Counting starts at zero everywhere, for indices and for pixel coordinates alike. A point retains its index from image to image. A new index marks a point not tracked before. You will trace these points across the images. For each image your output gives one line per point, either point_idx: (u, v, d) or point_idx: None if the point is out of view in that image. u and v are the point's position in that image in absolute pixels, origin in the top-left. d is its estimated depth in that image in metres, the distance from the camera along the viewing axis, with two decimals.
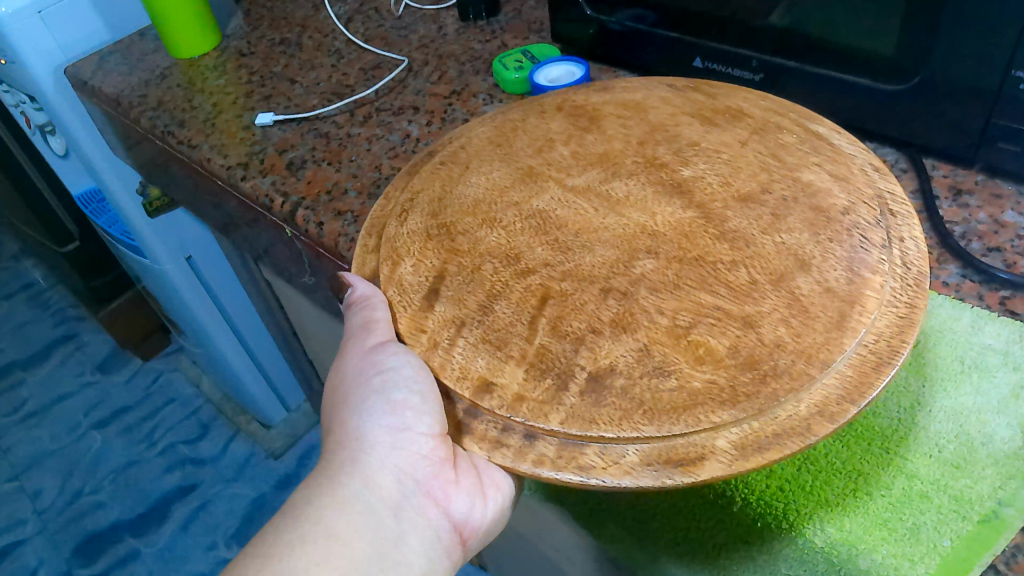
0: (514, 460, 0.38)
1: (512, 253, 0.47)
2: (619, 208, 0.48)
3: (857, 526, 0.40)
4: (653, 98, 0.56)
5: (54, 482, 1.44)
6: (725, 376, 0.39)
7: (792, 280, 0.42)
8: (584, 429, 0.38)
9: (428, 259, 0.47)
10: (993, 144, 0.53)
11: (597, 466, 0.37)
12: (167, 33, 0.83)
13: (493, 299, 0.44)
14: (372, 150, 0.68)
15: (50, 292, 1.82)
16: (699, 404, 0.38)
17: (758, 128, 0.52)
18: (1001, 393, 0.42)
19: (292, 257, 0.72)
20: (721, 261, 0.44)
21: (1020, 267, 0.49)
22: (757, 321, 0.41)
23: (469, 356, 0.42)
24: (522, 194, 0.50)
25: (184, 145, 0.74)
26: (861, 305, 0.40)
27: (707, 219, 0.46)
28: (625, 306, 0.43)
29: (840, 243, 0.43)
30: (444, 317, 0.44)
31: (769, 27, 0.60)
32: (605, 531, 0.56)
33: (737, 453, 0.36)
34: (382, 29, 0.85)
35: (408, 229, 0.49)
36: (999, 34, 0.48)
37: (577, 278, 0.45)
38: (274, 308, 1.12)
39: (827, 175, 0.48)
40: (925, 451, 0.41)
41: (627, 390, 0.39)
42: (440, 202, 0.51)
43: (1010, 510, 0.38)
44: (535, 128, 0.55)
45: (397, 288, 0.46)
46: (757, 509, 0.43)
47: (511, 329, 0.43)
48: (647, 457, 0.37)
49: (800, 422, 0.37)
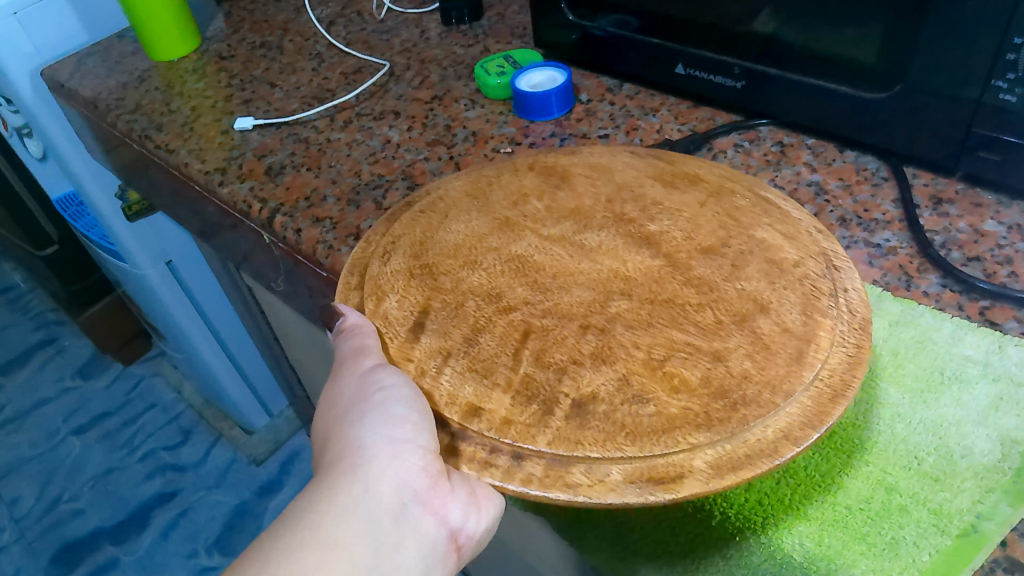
0: (502, 479, 0.37)
1: (492, 292, 0.45)
2: (593, 255, 0.47)
3: (836, 540, 0.38)
4: (618, 161, 0.54)
5: (31, 489, 1.42)
6: (699, 404, 0.38)
7: (754, 322, 0.41)
8: (570, 449, 0.37)
9: (411, 295, 0.46)
10: (973, 153, 0.52)
11: (583, 484, 0.36)
12: (147, 36, 0.82)
13: (477, 332, 0.43)
14: (352, 155, 0.67)
15: (31, 295, 1.80)
16: (677, 428, 0.37)
17: (714, 191, 0.50)
18: (980, 405, 0.41)
19: (269, 262, 0.71)
20: (690, 303, 0.43)
21: (999, 277, 0.49)
22: (725, 355, 0.40)
23: (456, 383, 0.41)
24: (500, 241, 0.49)
25: (162, 149, 0.73)
26: (817, 344, 0.40)
27: (674, 267, 0.45)
28: (603, 340, 0.42)
29: (795, 291, 0.43)
30: (430, 347, 0.43)
31: (752, 33, 0.59)
32: (585, 539, 0.53)
33: (713, 471, 0.35)
34: (364, 32, 0.85)
35: (391, 268, 0.48)
36: (980, 41, 0.47)
37: (556, 315, 0.43)
38: (256, 315, 1.11)
39: (778, 234, 0.46)
40: (904, 464, 0.40)
41: (609, 415, 0.38)
42: (421, 245, 0.49)
43: (989, 524, 0.37)
44: (508, 183, 0.54)
45: (382, 320, 0.45)
46: (736, 526, 0.41)
47: (496, 359, 0.42)
48: (632, 474, 0.36)
49: (769, 444, 0.36)
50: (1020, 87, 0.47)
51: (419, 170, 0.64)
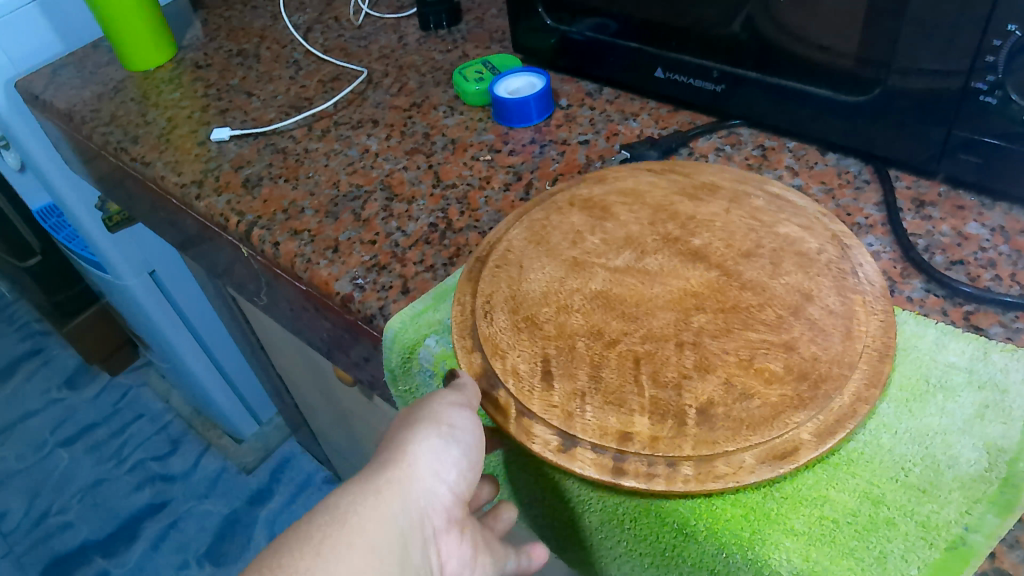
0: (666, 487, 0.37)
1: (592, 329, 0.44)
2: (662, 277, 0.47)
3: (824, 555, 0.37)
4: (643, 182, 0.54)
5: (19, 503, 1.41)
6: (790, 389, 0.40)
7: (805, 310, 0.43)
8: (710, 450, 0.38)
9: (531, 351, 0.43)
10: (955, 155, 0.52)
11: (727, 476, 0.37)
12: (120, 45, 0.81)
13: (597, 369, 0.42)
14: (330, 165, 0.66)
15: (15, 306, 1.79)
16: (781, 412, 0.39)
17: (732, 198, 0.51)
18: (965, 414, 0.41)
19: (250, 276, 0.70)
20: (750, 305, 0.44)
21: (983, 280, 0.48)
22: (793, 344, 0.42)
23: (600, 416, 0.40)
24: (579, 281, 0.47)
25: (137, 162, 0.72)
26: (856, 321, 0.43)
27: (727, 275, 0.46)
28: (700, 351, 0.42)
29: (827, 276, 0.45)
30: (565, 390, 0.41)
31: (729, 35, 0.59)
32: (566, 555, 0.52)
33: (819, 440, 0.38)
34: (342, 39, 0.84)
35: (498, 327, 0.45)
36: (958, 41, 0.47)
37: (654, 338, 0.43)
38: (241, 324, 1.10)
39: (796, 225, 0.49)
40: (891, 475, 0.39)
41: (727, 415, 0.39)
42: (514, 298, 0.47)
43: (976, 536, 0.37)
44: (558, 225, 0.51)
45: (513, 379, 0.42)
46: (718, 541, 0.39)
47: (624, 386, 0.41)
48: (761, 458, 0.38)
49: (844, 410, 0.39)
50: (1000, 90, 0.46)
51: (398, 180, 0.63)
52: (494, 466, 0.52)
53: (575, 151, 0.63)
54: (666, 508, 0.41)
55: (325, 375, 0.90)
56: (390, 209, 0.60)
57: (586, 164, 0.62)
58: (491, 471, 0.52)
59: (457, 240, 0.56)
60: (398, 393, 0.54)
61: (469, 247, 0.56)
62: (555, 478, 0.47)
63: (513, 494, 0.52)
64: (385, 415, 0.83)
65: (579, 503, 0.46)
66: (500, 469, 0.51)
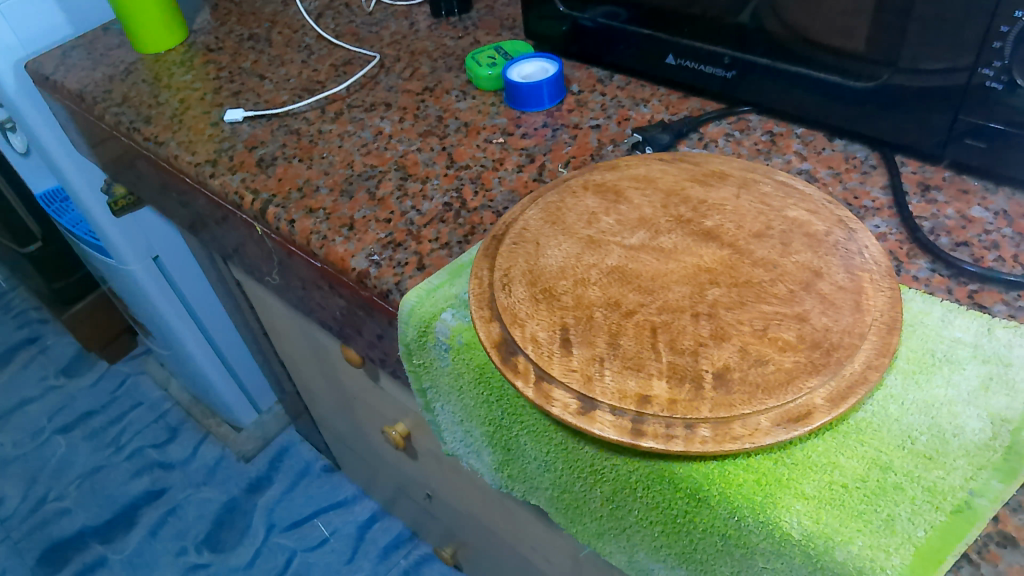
0: (684, 446, 0.39)
1: (610, 301, 0.46)
2: (676, 254, 0.48)
3: (834, 518, 0.38)
4: (655, 169, 0.55)
5: (16, 489, 1.41)
6: (803, 357, 0.41)
7: (817, 285, 0.45)
8: (727, 412, 0.40)
9: (550, 319, 0.45)
10: (960, 140, 0.53)
11: (744, 436, 0.39)
12: (133, 27, 0.82)
13: (615, 337, 0.44)
14: (344, 146, 0.67)
15: (13, 294, 1.78)
16: (794, 378, 0.40)
17: (742, 183, 0.52)
18: (970, 385, 0.42)
19: (262, 255, 0.70)
20: (762, 280, 0.45)
21: (987, 261, 0.50)
22: (805, 316, 0.43)
23: (618, 379, 0.42)
24: (595, 257, 0.48)
25: (150, 142, 0.73)
26: (866, 296, 0.44)
27: (738, 252, 0.47)
28: (716, 322, 0.44)
29: (835, 254, 0.46)
30: (585, 355, 0.43)
31: (738, 24, 0.60)
32: (582, 524, 0.53)
33: (832, 404, 0.39)
34: (353, 24, 0.84)
35: (517, 298, 0.47)
36: (966, 28, 0.48)
37: (670, 309, 0.45)
38: (244, 309, 1.10)
39: (805, 209, 0.50)
40: (898, 443, 0.40)
41: (743, 379, 0.41)
42: (533, 272, 0.48)
43: (981, 500, 0.38)
44: (573, 206, 0.53)
45: (533, 346, 0.44)
46: (731, 505, 0.40)
47: (642, 353, 0.43)
48: (775, 419, 0.39)
49: (858, 375, 0.40)
50: (1007, 75, 0.48)
51: (411, 160, 0.64)
52: (516, 437, 0.52)
53: (587, 135, 0.64)
54: (680, 475, 0.42)
55: (330, 360, 0.91)
56: (404, 189, 0.61)
57: (597, 148, 0.63)
58: (512, 442, 0.53)
59: (472, 219, 0.58)
60: (412, 366, 0.55)
61: (484, 225, 0.57)
62: (570, 450, 0.48)
63: (534, 464, 0.52)
64: (390, 399, 0.84)
65: (603, 471, 0.46)
66: (523, 439, 0.51)
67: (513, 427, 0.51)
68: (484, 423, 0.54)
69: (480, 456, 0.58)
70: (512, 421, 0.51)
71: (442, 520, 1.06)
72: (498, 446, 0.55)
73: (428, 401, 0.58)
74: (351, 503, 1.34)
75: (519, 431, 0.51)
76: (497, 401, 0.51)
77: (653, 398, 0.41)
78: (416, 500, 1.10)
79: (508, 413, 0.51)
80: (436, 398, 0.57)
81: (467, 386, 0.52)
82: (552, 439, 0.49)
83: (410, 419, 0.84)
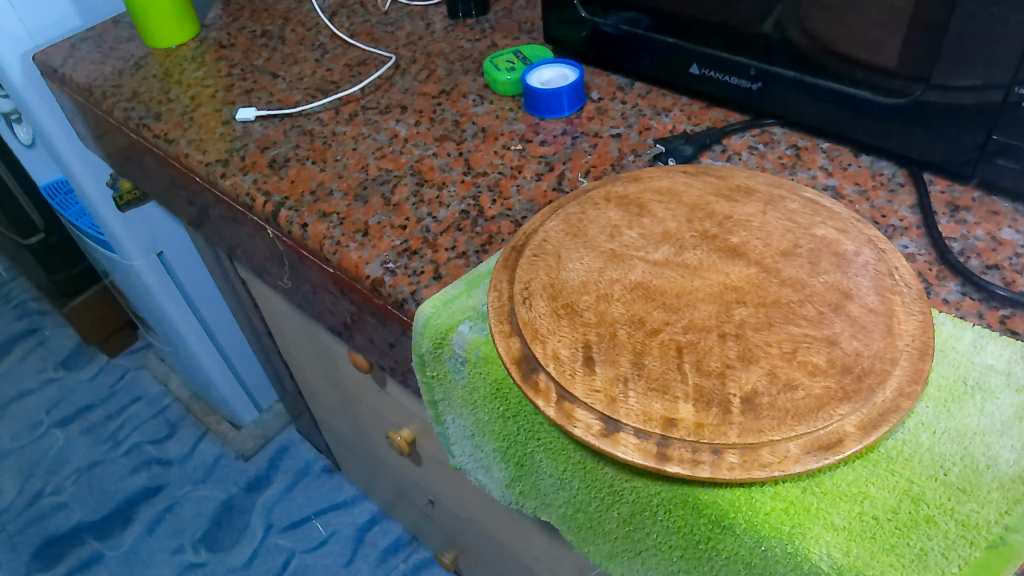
0: (711, 472, 0.38)
1: (635, 318, 0.45)
2: (702, 271, 0.47)
3: (865, 550, 0.37)
4: (678, 182, 0.54)
5: (13, 482, 1.39)
6: (833, 381, 0.40)
7: (847, 307, 0.44)
8: (756, 438, 0.38)
9: (573, 336, 0.44)
10: (992, 160, 0.52)
11: (773, 463, 0.38)
12: (143, 21, 0.80)
13: (640, 357, 0.43)
14: (358, 149, 0.66)
15: (13, 285, 1.77)
16: (824, 405, 0.39)
17: (768, 200, 0.51)
18: (1004, 414, 0.41)
19: (272, 257, 0.69)
20: (789, 300, 0.44)
21: (1018, 285, 0.49)
22: (835, 339, 0.42)
23: (643, 400, 0.41)
24: (619, 272, 0.47)
25: (160, 139, 0.71)
26: (897, 319, 0.43)
27: (766, 271, 0.46)
28: (743, 343, 0.42)
29: (865, 275, 0.45)
30: (609, 374, 0.42)
31: (764, 34, 0.59)
32: (590, 548, 0.52)
33: (863, 432, 0.38)
34: (368, 24, 0.83)
35: (539, 313, 0.45)
36: (1002, 46, 0.47)
37: (697, 329, 0.43)
38: (248, 307, 1.09)
39: (833, 227, 0.49)
40: (930, 474, 0.39)
41: (772, 404, 0.40)
42: (554, 286, 0.47)
43: (1017, 535, 0.37)
44: (595, 217, 0.51)
45: (554, 363, 0.43)
46: (758, 534, 0.39)
47: (668, 374, 0.42)
48: (805, 447, 0.38)
49: (889, 403, 0.39)
50: None
51: (428, 165, 0.63)
52: (531, 453, 0.51)
53: (607, 144, 0.63)
54: (704, 503, 0.41)
55: (336, 363, 0.90)
56: (420, 194, 0.60)
57: (618, 157, 0.62)
58: (526, 458, 0.51)
59: (490, 227, 0.56)
60: (425, 377, 0.54)
61: (502, 235, 0.56)
62: (589, 469, 0.47)
63: (548, 482, 0.51)
64: (396, 405, 0.83)
65: (622, 493, 0.45)
66: (538, 456, 0.50)
67: (528, 443, 0.50)
68: (498, 438, 0.52)
69: (491, 471, 0.57)
70: (527, 437, 0.50)
71: (444, 526, 1.05)
72: (511, 461, 0.53)
73: (438, 414, 0.57)
74: (351, 505, 1.33)
75: (535, 447, 0.50)
76: (514, 416, 0.50)
77: (678, 421, 0.40)
78: (417, 504, 1.09)
79: (524, 429, 0.50)
80: (447, 410, 0.56)
81: (482, 399, 0.51)
82: (570, 457, 0.47)
83: (416, 425, 0.82)
